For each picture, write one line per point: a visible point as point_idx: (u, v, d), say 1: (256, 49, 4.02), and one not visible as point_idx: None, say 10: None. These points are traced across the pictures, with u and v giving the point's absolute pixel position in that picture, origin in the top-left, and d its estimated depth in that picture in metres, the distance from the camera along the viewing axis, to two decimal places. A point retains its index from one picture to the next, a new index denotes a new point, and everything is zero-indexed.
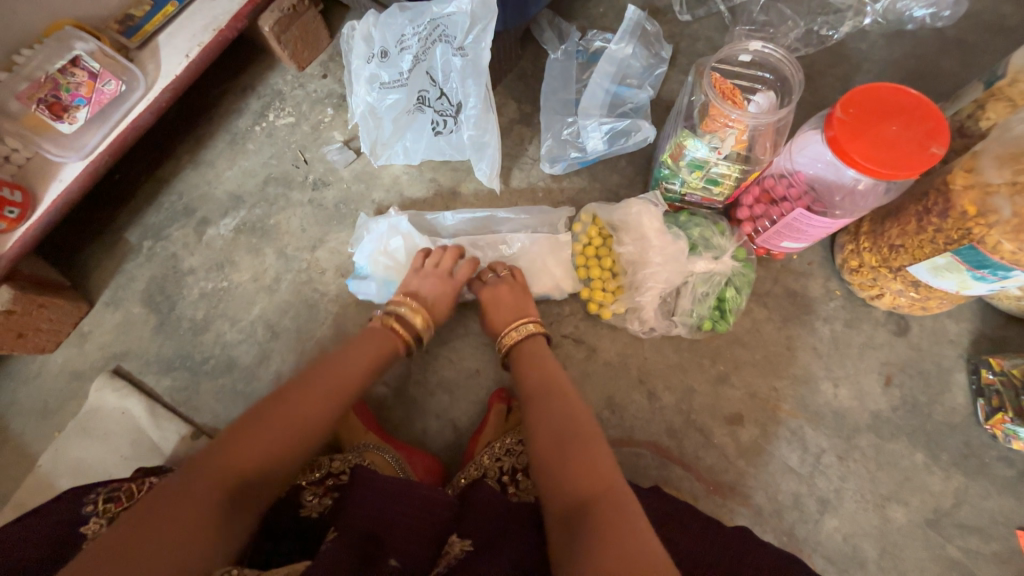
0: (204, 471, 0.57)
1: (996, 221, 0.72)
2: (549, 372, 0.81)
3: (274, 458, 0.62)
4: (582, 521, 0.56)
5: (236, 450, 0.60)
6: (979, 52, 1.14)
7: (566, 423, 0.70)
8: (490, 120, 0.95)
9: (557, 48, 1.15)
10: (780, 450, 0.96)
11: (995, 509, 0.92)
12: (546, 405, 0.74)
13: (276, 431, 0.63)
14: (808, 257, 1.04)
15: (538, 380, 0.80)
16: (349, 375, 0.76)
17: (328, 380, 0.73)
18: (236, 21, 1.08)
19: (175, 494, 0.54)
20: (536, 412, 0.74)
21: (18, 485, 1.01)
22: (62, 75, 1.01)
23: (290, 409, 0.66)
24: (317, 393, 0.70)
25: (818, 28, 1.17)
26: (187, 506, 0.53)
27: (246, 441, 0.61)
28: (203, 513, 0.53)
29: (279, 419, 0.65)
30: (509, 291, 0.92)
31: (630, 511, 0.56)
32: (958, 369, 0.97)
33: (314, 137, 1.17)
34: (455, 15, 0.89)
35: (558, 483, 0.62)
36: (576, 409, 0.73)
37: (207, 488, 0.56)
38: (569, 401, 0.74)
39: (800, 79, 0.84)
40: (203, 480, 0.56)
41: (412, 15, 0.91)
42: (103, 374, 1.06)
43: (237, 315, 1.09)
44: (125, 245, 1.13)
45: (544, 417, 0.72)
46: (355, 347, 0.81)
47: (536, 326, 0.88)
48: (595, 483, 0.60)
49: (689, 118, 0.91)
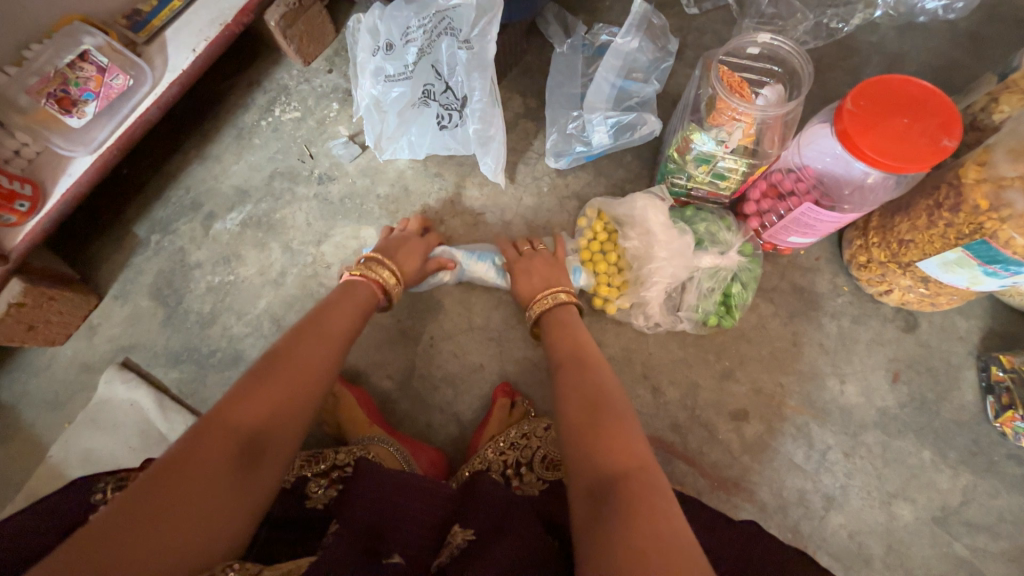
0: (218, 431, 0.56)
1: (1008, 215, 0.71)
2: (577, 348, 0.82)
3: (282, 413, 0.62)
4: (607, 497, 0.55)
5: (245, 407, 0.59)
6: (992, 45, 1.12)
7: (597, 400, 0.69)
8: (495, 114, 0.94)
9: (562, 42, 1.14)
10: (786, 446, 0.95)
11: (1003, 507, 0.91)
12: (578, 382, 0.74)
13: (281, 387, 0.63)
14: (815, 253, 1.03)
15: (571, 354, 0.80)
16: (342, 335, 0.78)
17: (325, 339, 0.74)
18: (243, 16, 1.08)
19: (190, 455, 0.52)
20: (570, 387, 0.73)
21: (30, 475, 1.02)
22: (72, 69, 1.01)
23: (292, 367, 0.67)
24: (311, 349, 0.71)
25: (828, 20, 1.14)
26: (207, 464, 0.52)
27: (255, 398, 0.60)
28: (227, 469, 0.53)
29: (281, 374, 0.65)
30: (543, 264, 0.95)
31: (660, 498, 0.54)
32: (967, 366, 0.96)
33: (319, 132, 1.17)
34: (461, 7, 0.88)
35: (588, 454, 0.61)
36: (608, 387, 0.72)
37: (224, 445, 0.55)
38: (604, 382, 0.73)
39: (809, 72, 0.83)
40: (218, 439, 0.55)
41: (418, 7, 0.90)
42: (112, 366, 1.07)
43: (243, 308, 1.10)
44: (133, 238, 1.14)
45: (578, 393, 0.71)
46: (342, 303, 0.82)
47: (569, 296, 0.90)
48: (623, 458, 0.59)
49: (696, 111, 0.90)
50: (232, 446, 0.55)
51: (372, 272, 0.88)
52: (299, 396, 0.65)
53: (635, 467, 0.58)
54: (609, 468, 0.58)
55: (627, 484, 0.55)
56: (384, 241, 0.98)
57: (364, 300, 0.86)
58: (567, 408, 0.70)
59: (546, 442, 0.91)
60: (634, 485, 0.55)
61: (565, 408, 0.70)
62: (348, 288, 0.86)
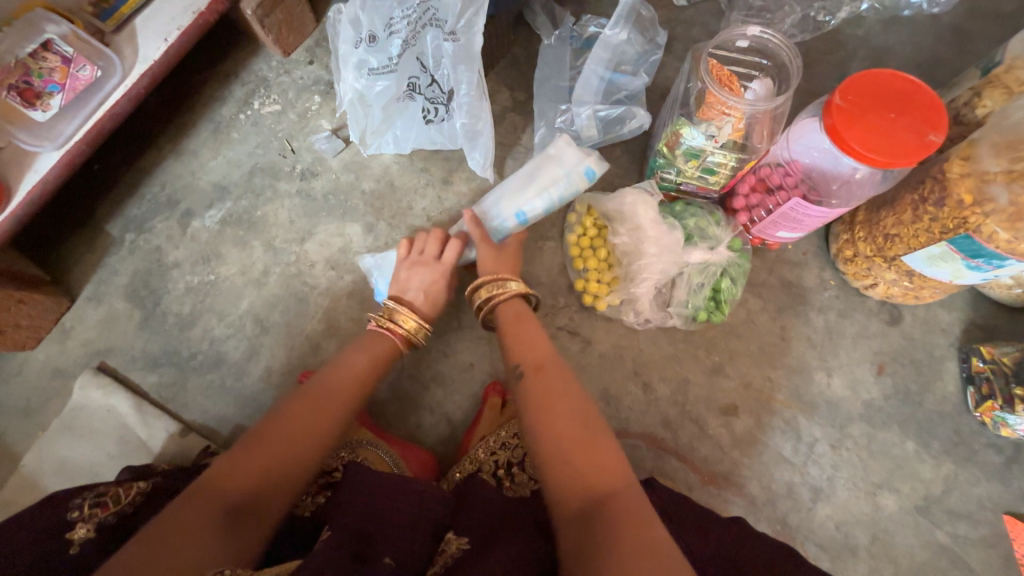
0: (204, 495, 0.57)
1: (992, 209, 0.72)
2: (536, 346, 0.78)
3: (269, 475, 0.61)
4: (592, 518, 0.54)
5: (231, 467, 0.60)
6: (974, 39, 1.13)
7: (566, 410, 0.66)
8: (483, 107, 0.91)
9: (550, 34, 1.11)
10: (774, 440, 0.96)
11: (983, 494, 0.93)
12: (545, 386, 0.70)
13: (270, 446, 0.63)
14: (803, 248, 1.04)
15: (536, 354, 0.77)
16: (351, 388, 0.75)
17: (324, 394, 0.72)
18: (217, 4, 1.03)
19: (175, 519, 0.53)
20: (539, 390, 0.70)
21: (2, 485, 0.98)
22: (34, 60, 0.96)
23: (285, 427, 0.66)
24: (305, 403, 0.69)
25: (816, 13, 1.14)
26: (189, 527, 0.53)
27: (241, 458, 0.62)
28: (208, 528, 0.54)
29: (271, 435, 0.64)
30: (512, 257, 0.93)
31: (644, 511, 0.55)
32: (949, 357, 0.98)
33: (301, 126, 1.14)
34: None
35: (571, 469, 0.59)
36: (577, 390, 0.70)
37: (207, 507, 0.56)
38: (570, 384, 0.71)
39: (798, 65, 0.82)
40: (203, 502, 0.56)
41: None
42: (86, 371, 1.03)
43: (225, 309, 1.06)
44: (107, 237, 1.10)
45: (549, 399, 0.68)
46: (353, 352, 0.80)
47: (519, 286, 0.85)
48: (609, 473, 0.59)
49: (686, 106, 0.89)
50: (215, 507, 0.56)
51: (390, 328, 0.85)
52: (289, 454, 0.64)
53: (616, 484, 0.58)
54: (593, 483, 0.58)
55: (613, 503, 0.55)
56: (399, 274, 0.92)
57: (380, 353, 0.83)
58: (537, 421, 0.66)
59: None
60: (617, 504, 0.55)
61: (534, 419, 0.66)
62: (369, 338, 0.84)
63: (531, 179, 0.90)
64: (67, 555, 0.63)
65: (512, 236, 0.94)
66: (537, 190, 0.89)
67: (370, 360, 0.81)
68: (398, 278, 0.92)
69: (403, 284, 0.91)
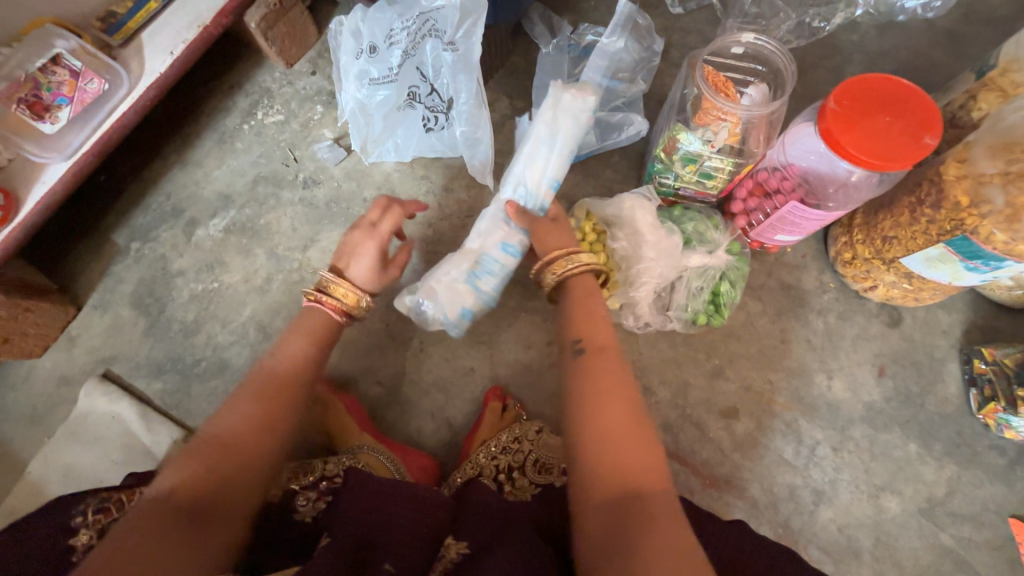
0: (157, 506, 0.56)
1: (989, 212, 0.72)
2: (600, 323, 0.72)
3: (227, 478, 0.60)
4: (629, 518, 0.55)
5: (183, 477, 0.58)
6: (969, 43, 1.14)
7: (616, 398, 0.63)
8: (482, 116, 0.92)
9: (548, 43, 1.14)
10: (775, 442, 0.96)
11: (987, 497, 0.93)
12: (599, 368, 0.66)
13: (220, 451, 0.61)
14: (801, 251, 1.04)
15: (597, 332, 0.71)
16: (295, 374, 0.70)
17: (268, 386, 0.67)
18: (221, 17, 1.06)
19: (130, 535, 0.53)
20: (591, 374, 0.66)
21: (8, 491, 0.99)
22: (43, 74, 0.98)
23: (234, 427, 0.63)
24: (250, 399, 0.65)
25: (810, 20, 1.15)
26: (144, 541, 0.52)
27: (191, 468, 0.59)
28: (167, 539, 0.53)
29: (221, 439, 0.62)
30: (546, 233, 0.84)
31: (677, 514, 0.56)
32: (950, 359, 0.98)
33: (303, 135, 1.16)
34: (444, 9, 0.87)
35: (609, 464, 0.58)
36: (626, 377, 0.66)
37: (161, 518, 0.55)
38: (623, 367, 0.67)
39: (793, 71, 0.83)
40: (157, 515, 0.55)
41: (401, 10, 0.90)
42: (92, 378, 1.05)
43: (228, 316, 1.07)
44: (112, 246, 1.11)
45: (601, 386, 0.65)
46: (292, 334, 0.74)
47: (592, 258, 0.78)
48: (645, 472, 0.58)
49: (682, 112, 0.91)
50: (169, 518, 0.55)
51: (326, 300, 0.77)
52: (243, 456, 0.61)
53: (653, 484, 0.57)
54: (629, 483, 0.57)
55: (648, 505, 0.55)
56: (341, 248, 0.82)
57: (317, 328, 0.76)
58: (584, 408, 0.63)
59: (538, 446, 0.90)
60: (654, 505, 0.56)
61: (582, 406, 0.63)
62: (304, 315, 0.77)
63: (558, 134, 0.87)
64: (68, 564, 0.63)
65: (555, 206, 0.89)
66: (570, 141, 0.88)
67: (309, 339, 0.74)
68: (346, 247, 0.81)
69: (342, 253, 0.81)
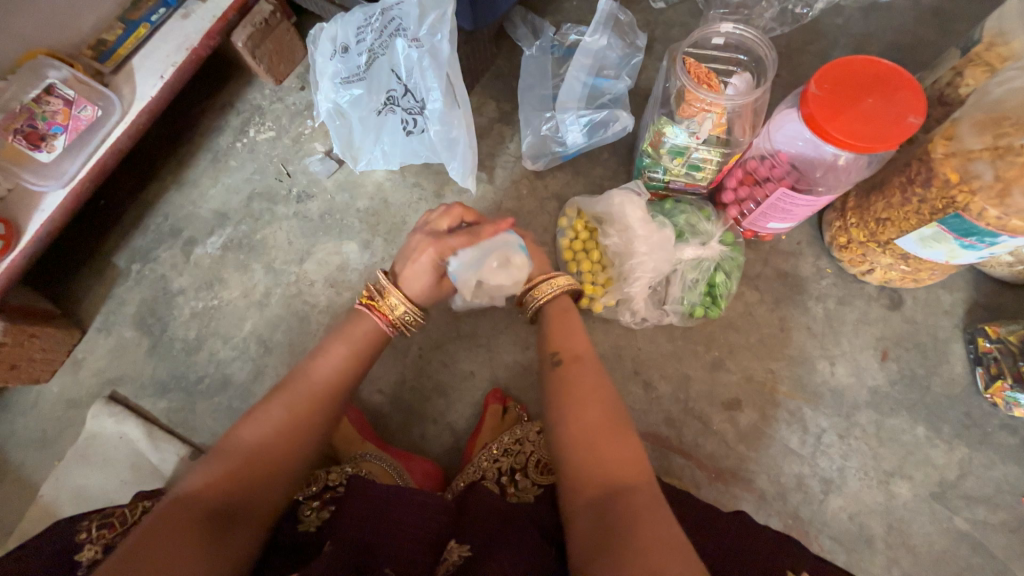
0: (181, 510, 0.56)
1: (979, 187, 0.71)
2: (578, 335, 0.75)
3: (247, 486, 0.60)
4: (614, 511, 0.55)
5: (209, 479, 0.60)
6: (956, 19, 1.13)
7: (596, 401, 0.66)
8: (456, 116, 0.92)
9: (531, 44, 1.14)
10: (780, 432, 0.95)
11: (1001, 478, 0.91)
12: (578, 376, 0.69)
13: (243, 457, 0.62)
14: (797, 237, 1.03)
15: (573, 341, 0.74)
16: (328, 386, 0.69)
17: (297, 392, 0.68)
18: (209, 39, 1.07)
19: (151, 537, 0.53)
20: (571, 381, 0.69)
21: (22, 516, 1.01)
22: (37, 104, 1.01)
23: (254, 437, 0.63)
24: (281, 408, 0.66)
25: (793, 6, 1.15)
26: (168, 539, 0.53)
27: (213, 474, 0.60)
28: (186, 541, 0.53)
29: (242, 450, 0.62)
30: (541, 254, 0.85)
31: (662, 510, 0.56)
32: (954, 339, 0.97)
33: (295, 150, 1.17)
34: (405, 5, 0.86)
35: (590, 460, 0.60)
36: (607, 383, 0.68)
37: (185, 518, 0.56)
38: (598, 373, 0.70)
39: (773, 58, 0.83)
40: (180, 516, 0.56)
41: (367, 9, 0.90)
42: (98, 400, 1.06)
43: (229, 332, 1.09)
44: (113, 269, 1.13)
45: (581, 389, 0.67)
46: (332, 343, 0.73)
47: (569, 280, 0.80)
48: (628, 469, 0.59)
49: (666, 104, 0.91)
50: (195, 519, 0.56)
51: (376, 307, 0.76)
52: (264, 466, 0.62)
53: (636, 481, 0.58)
54: (614, 479, 0.58)
55: (631, 498, 0.56)
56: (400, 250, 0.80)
57: (362, 341, 0.75)
58: (565, 414, 0.65)
59: (539, 447, 0.90)
60: (638, 500, 0.56)
61: (565, 410, 0.65)
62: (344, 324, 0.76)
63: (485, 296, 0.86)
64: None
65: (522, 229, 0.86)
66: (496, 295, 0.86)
67: (347, 348, 0.73)
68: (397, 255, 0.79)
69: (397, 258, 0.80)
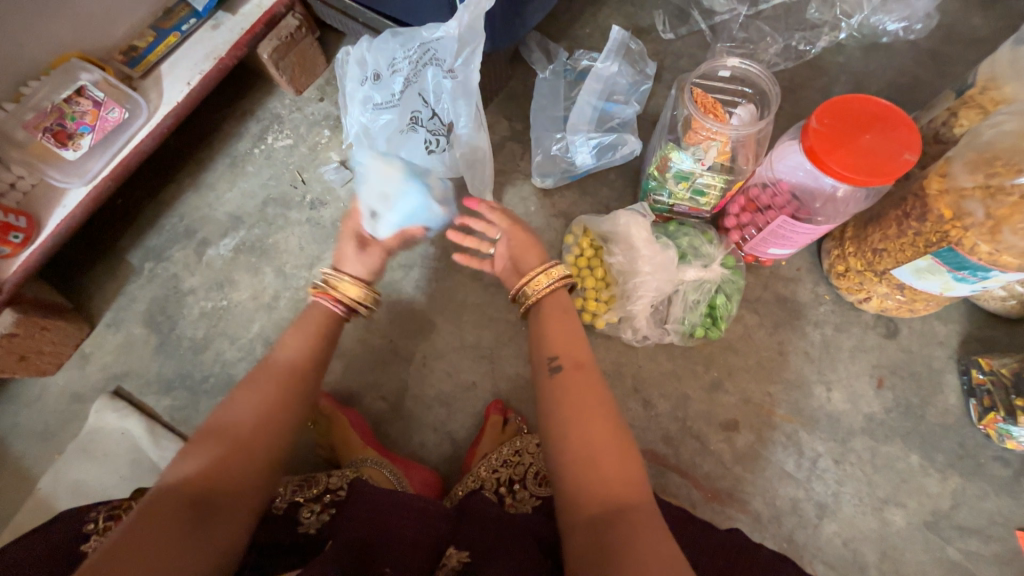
0: (168, 499, 0.56)
1: (971, 224, 0.74)
2: (581, 343, 0.75)
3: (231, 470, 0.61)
4: (614, 528, 0.56)
5: (194, 466, 0.60)
6: (953, 62, 1.18)
7: (599, 416, 0.66)
8: (481, 138, 0.97)
9: (545, 68, 1.19)
10: (776, 455, 0.96)
11: (993, 509, 0.92)
12: (579, 386, 0.69)
13: (230, 440, 0.62)
14: (796, 263, 1.06)
15: (576, 350, 0.74)
16: (304, 368, 0.72)
17: (275, 375, 0.70)
18: (236, 50, 1.12)
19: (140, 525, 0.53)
20: (574, 391, 0.69)
21: (18, 508, 1.01)
22: (67, 104, 1.05)
23: (235, 420, 0.64)
24: (259, 391, 0.68)
25: (796, 43, 1.21)
26: (157, 527, 0.53)
27: (199, 460, 0.60)
28: (174, 524, 0.54)
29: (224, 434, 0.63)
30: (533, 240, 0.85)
31: (661, 528, 0.57)
32: (949, 370, 0.99)
33: (311, 158, 1.20)
34: (443, 40, 0.90)
35: (592, 475, 0.61)
36: (608, 396, 0.69)
37: (173, 507, 0.56)
38: (598, 384, 0.70)
39: (777, 92, 0.87)
40: (167, 504, 0.56)
41: (404, 40, 0.92)
42: (103, 395, 1.07)
43: (237, 333, 1.10)
44: (126, 266, 1.15)
45: (582, 401, 0.67)
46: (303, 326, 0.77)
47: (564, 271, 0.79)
48: (628, 485, 0.60)
49: (673, 131, 0.95)
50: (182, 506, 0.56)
51: (330, 293, 0.80)
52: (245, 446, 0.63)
53: (637, 498, 0.59)
54: (614, 496, 0.59)
55: (633, 515, 0.57)
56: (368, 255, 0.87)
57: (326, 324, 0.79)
58: (567, 427, 0.66)
59: (538, 458, 0.91)
60: (638, 516, 0.57)
61: (568, 422, 0.66)
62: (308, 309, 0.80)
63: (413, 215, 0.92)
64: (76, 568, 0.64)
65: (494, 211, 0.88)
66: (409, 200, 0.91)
67: (318, 333, 0.77)
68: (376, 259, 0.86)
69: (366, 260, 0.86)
